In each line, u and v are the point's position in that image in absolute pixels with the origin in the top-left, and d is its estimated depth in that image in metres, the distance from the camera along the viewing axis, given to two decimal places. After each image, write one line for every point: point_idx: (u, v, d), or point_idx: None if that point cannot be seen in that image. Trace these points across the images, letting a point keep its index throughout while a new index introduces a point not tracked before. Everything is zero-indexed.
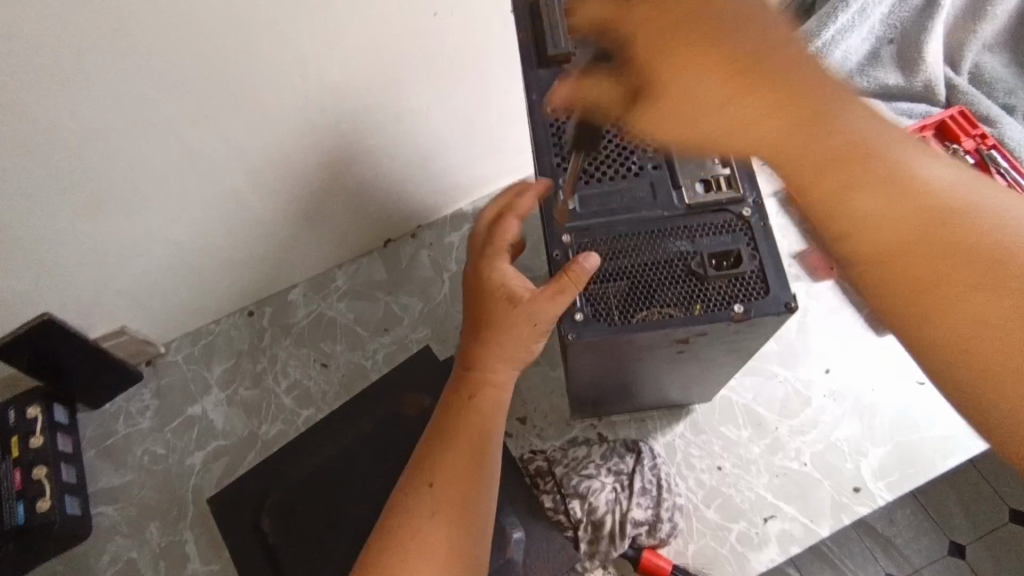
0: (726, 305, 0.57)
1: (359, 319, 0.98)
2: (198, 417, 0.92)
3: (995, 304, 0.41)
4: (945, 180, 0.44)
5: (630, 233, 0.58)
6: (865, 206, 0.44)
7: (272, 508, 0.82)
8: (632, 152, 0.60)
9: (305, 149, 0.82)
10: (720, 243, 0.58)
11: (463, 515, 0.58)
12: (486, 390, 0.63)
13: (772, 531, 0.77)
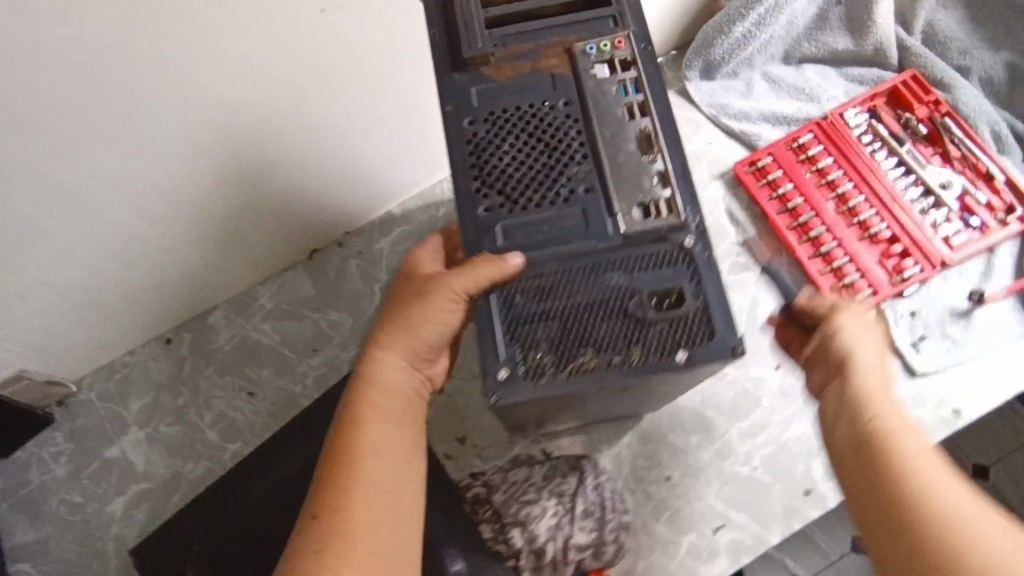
0: (670, 350, 0.55)
1: (285, 340, 0.90)
2: (117, 459, 0.87)
3: (899, 549, 0.41)
4: (935, 480, 0.43)
5: (561, 270, 0.56)
6: (863, 448, 0.47)
7: (197, 557, 0.78)
8: (562, 176, 0.58)
9: (197, 173, 0.74)
10: (661, 281, 0.56)
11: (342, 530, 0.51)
12: (372, 388, 0.59)
13: (722, 541, 0.74)
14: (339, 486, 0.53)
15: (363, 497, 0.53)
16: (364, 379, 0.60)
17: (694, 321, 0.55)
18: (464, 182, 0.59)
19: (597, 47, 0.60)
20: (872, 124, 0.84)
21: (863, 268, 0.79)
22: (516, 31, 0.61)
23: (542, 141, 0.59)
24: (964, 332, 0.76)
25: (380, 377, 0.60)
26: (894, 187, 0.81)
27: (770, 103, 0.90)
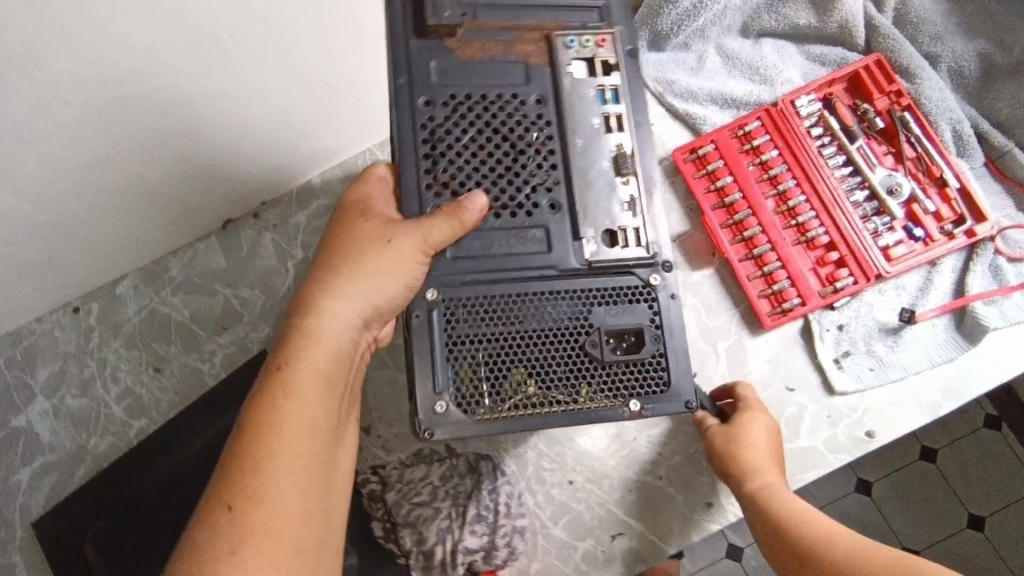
0: (619, 395, 0.58)
1: (194, 316, 0.88)
2: (22, 430, 0.85)
3: None
4: (827, 534, 0.54)
5: (517, 296, 0.59)
6: (783, 539, 0.56)
7: (96, 535, 0.78)
8: (527, 185, 0.61)
9: (86, 153, 0.67)
10: (619, 323, 0.60)
11: (257, 520, 0.47)
12: (306, 348, 0.53)
13: (619, 548, 0.73)
14: (257, 467, 0.48)
15: (286, 482, 0.49)
16: (297, 336, 0.53)
17: (648, 366, 0.59)
18: (422, 164, 0.59)
19: (578, 41, 0.62)
20: (824, 114, 0.77)
21: (795, 275, 0.74)
22: (488, 4, 0.60)
23: (513, 141, 0.61)
24: (890, 350, 0.72)
25: (316, 334, 0.53)
26: (838, 188, 0.75)
27: (717, 83, 0.81)
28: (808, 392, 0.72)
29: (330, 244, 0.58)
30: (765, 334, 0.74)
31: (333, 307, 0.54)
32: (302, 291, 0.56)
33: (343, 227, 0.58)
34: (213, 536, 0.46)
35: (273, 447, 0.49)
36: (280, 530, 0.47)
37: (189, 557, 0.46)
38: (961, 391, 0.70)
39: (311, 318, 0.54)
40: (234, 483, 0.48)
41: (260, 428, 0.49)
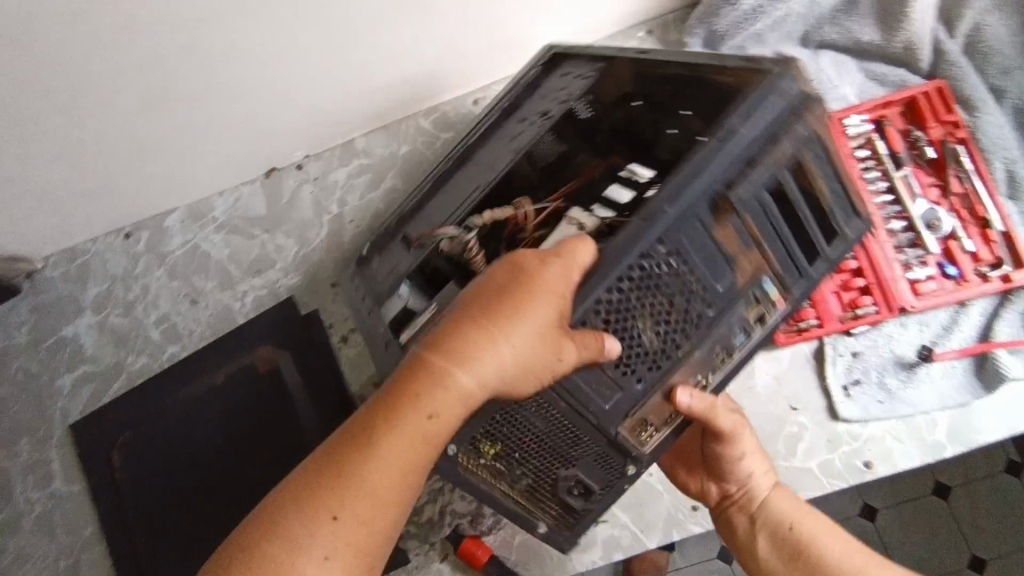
0: (540, 511, 0.63)
1: (232, 256, 0.93)
2: (71, 339, 0.92)
3: None
4: (824, 540, 0.59)
5: (558, 420, 0.56)
6: (782, 540, 0.60)
7: (124, 444, 0.85)
8: (641, 354, 0.55)
9: (137, 82, 0.72)
10: (592, 481, 0.60)
11: (341, 547, 0.43)
12: (433, 400, 0.45)
13: (600, 535, 0.75)
14: (357, 485, 0.44)
15: (374, 513, 0.44)
16: (436, 375, 0.45)
17: (579, 515, 0.63)
18: (602, 281, 0.51)
19: (768, 292, 0.58)
20: (872, 137, 0.75)
21: (816, 297, 0.73)
22: (767, 205, 0.55)
23: (668, 316, 0.55)
24: (903, 385, 0.71)
25: (453, 390, 0.45)
26: (877, 215, 0.73)
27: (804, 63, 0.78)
28: (808, 415, 0.72)
29: (503, 274, 0.49)
30: (777, 350, 0.74)
31: (474, 375, 0.46)
32: (457, 317, 0.48)
33: (518, 283, 0.48)
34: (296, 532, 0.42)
35: (371, 476, 0.44)
36: (358, 557, 0.43)
37: (265, 535, 0.43)
38: (967, 438, 0.69)
39: (456, 364, 0.45)
40: (330, 490, 0.44)
41: (368, 450, 0.44)
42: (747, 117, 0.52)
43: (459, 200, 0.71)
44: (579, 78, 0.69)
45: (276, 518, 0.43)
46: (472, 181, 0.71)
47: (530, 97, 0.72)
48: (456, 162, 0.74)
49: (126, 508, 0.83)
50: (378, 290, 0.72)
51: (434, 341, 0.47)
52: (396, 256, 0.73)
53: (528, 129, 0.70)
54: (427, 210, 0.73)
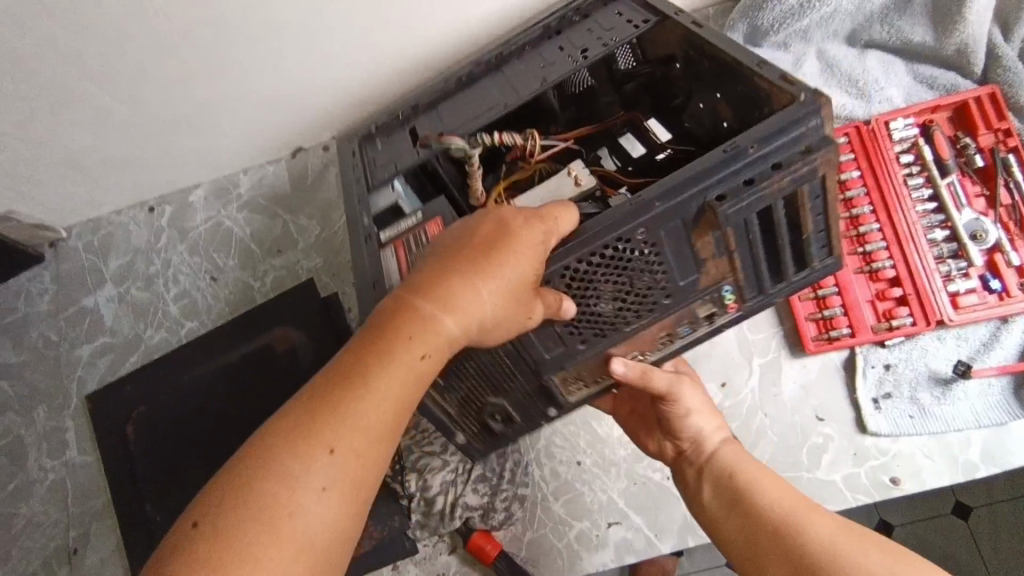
0: (465, 427, 0.66)
1: (254, 235, 0.92)
2: (90, 309, 0.93)
3: (758, 537, 0.52)
4: (761, 481, 0.56)
5: (507, 367, 0.57)
6: (720, 483, 0.58)
7: (139, 418, 0.84)
8: (589, 322, 0.56)
9: (168, 56, 0.72)
10: (520, 414, 0.64)
11: (329, 479, 0.40)
12: (422, 338, 0.44)
13: (613, 537, 0.73)
14: (346, 420, 0.42)
15: (366, 449, 0.42)
16: (422, 315, 0.44)
17: (500, 436, 0.67)
18: (576, 251, 0.52)
19: (727, 295, 0.59)
20: (918, 142, 0.73)
21: (849, 304, 0.71)
22: (760, 222, 0.54)
23: (626, 297, 0.56)
24: (936, 402, 0.69)
25: (442, 330, 0.44)
26: (917, 222, 0.71)
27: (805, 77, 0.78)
28: (838, 425, 0.70)
29: (482, 222, 0.48)
30: (806, 358, 0.72)
31: (463, 315, 0.45)
32: (441, 263, 0.47)
33: (503, 231, 0.47)
34: (291, 466, 0.40)
35: (361, 412, 0.42)
36: (354, 491, 0.41)
37: (255, 470, 0.40)
38: (1002, 459, 0.66)
39: (442, 307, 0.44)
40: (318, 425, 0.41)
41: (356, 387, 0.43)
42: (755, 137, 0.51)
43: (474, 111, 0.68)
44: (635, 26, 0.66)
45: (261, 451, 0.41)
46: (493, 96, 0.68)
47: (576, 25, 0.69)
48: (485, 70, 0.70)
49: (135, 483, 0.82)
50: (372, 182, 0.67)
51: (420, 283, 0.46)
52: (400, 148, 0.70)
53: (566, 64, 0.66)
54: (440, 108, 0.71)
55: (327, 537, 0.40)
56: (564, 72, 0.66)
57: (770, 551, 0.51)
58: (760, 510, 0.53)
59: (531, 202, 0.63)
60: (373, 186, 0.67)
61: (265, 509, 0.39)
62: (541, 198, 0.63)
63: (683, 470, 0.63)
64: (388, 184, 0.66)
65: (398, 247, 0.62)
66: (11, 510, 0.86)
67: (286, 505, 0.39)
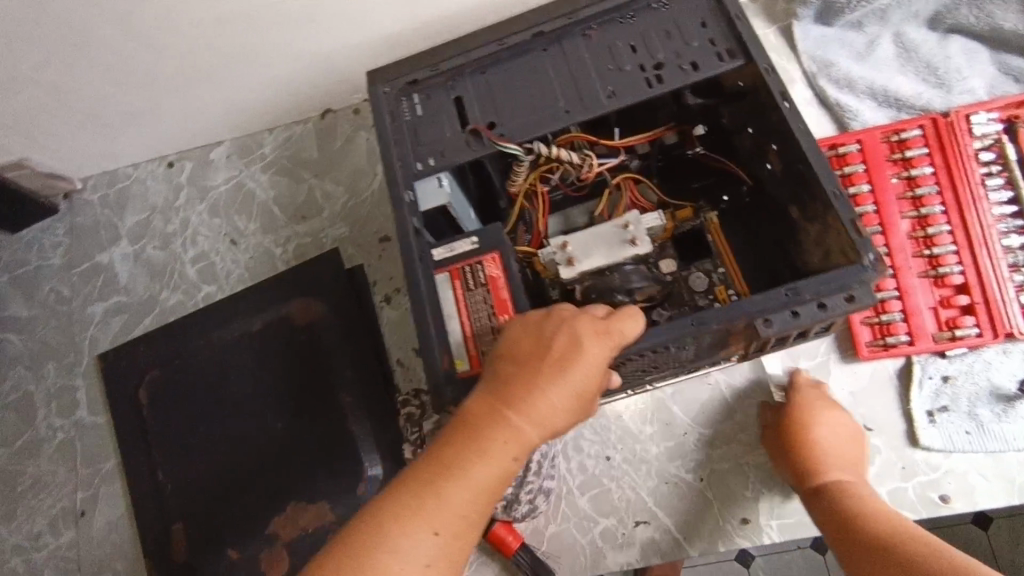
0: None
1: (277, 199, 0.88)
2: (104, 266, 0.89)
3: (865, 532, 0.52)
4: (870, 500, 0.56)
5: None
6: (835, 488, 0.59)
7: (152, 383, 0.81)
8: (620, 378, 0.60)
9: (190, 5, 0.68)
10: None
11: (434, 558, 0.45)
12: (509, 443, 0.48)
13: (639, 536, 0.70)
14: (444, 506, 0.46)
15: (461, 532, 0.46)
16: (508, 422, 0.49)
17: None
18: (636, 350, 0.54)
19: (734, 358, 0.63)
20: (1002, 139, 0.68)
21: (910, 310, 0.67)
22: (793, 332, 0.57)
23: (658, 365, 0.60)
24: (996, 419, 0.64)
25: (523, 435, 0.49)
26: (992, 226, 0.67)
27: (814, 123, 0.75)
28: (888, 436, 0.66)
29: (559, 325, 0.52)
30: (857, 363, 0.69)
31: (541, 422, 0.49)
32: (519, 370, 0.50)
33: (574, 342, 0.51)
34: (400, 540, 0.44)
35: (457, 501, 0.46)
36: (450, 567, 0.46)
37: (368, 541, 0.44)
38: None
39: (525, 414, 0.49)
40: (423, 509, 0.46)
41: (454, 477, 0.47)
42: (814, 285, 0.53)
43: (529, 101, 0.64)
44: (718, 56, 0.61)
45: (375, 524, 0.45)
46: (553, 86, 0.64)
47: (654, 20, 0.63)
48: (544, 42, 0.65)
49: (148, 450, 0.80)
50: (416, 167, 0.64)
51: (506, 388, 0.50)
52: (442, 127, 0.65)
53: (636, 78, 0.62)
54: (490, 74, 0.66)
55: None
56: (635, 97, 0.61)
57: (876, 544, 0.50)
58: (872, 544, 0.50)
59: (584, 254, 0.65)
60: (417, 172, 0.64)
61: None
62: (595, 252, 0.65)
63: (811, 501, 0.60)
64: (435, 180, 0.63)
65: (453, 276, 0.60)
66: (18, 467, 0.84)
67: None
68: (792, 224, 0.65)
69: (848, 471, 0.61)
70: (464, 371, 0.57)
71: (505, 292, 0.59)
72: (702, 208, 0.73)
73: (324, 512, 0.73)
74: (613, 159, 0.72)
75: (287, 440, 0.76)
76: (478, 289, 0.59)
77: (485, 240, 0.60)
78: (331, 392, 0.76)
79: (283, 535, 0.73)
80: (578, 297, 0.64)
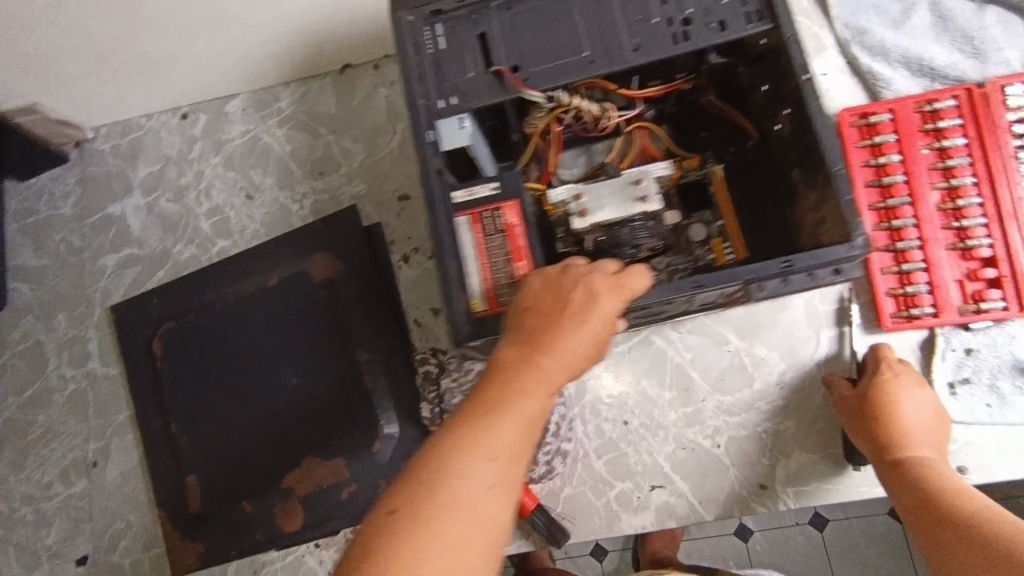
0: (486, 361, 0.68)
1: (293, 154, 0.86)
2: (116, 218, 0.88)
3: (943, 510, 0.51)
4: (950, 478, 0.56)
5: None
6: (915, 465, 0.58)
7: (167, 335, 0.80)
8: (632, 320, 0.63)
9: None
10: None
11: (491, 497, 0.44)
12: (536, 385, 0.49)
13: (655, 500, 0.70)
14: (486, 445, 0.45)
15: (509, 472, 0.45)
16: (534, 364, 0.49)
17: None
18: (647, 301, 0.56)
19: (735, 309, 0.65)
20: None
21: (936, 282, 0.67)
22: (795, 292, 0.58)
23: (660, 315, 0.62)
24: (1017, 392, 0.65)
25: (548, 377, 0.49)
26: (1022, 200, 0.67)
27: (841, 93, 0.74)
28: None
29: (575, 281, 0.53)
30: (879, 334, 0.69)
31: (565, 364, 0.50)
32: (540, 320, 0.51)
33: (590, 291, 0.52)
34: (453, 476, 0.43)
35: (500, 439, 0.46)
36: (505, 505, 0.45)
37: (426, 479, 0.43)
38: None
39: (550, 355, 0.49)
40: (471, 448, 0.45)
41: (495, 416, 0.47)
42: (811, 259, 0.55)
43: (551, 51, 0.62)
44: (748, 19, 0.60)
45: (432, 462, 0.44)
46: (579, 35, 0.62)
47: None
48: None
49: (162, 403, 0.79)
50: (438, 105, 0.62)
51: (529, 335, 0.51)
52: (463, 69, 0.63)
53: (664, 34, 0.60)
54: (516, 12, 0.63)
55: (484, 547, 0.42)
56: (661, 55, 0.60)
57: (953, 523, 0.49)
58: (953, 521, 0.50)
59: (596, 206, 0.64)
60: (438, 109, 0.62)
61: (444, 518, 0.42)
62: (607, 204, 0.65)
63: (889, 473, 0.59)
64: (455, 116, 0.62)
65: (472, 219, 0.60)
66: (28, 416, 0.83)
67: (460, 513, 0.42)
68: (793, 186, 0.66)
69: (930, 448, 0.61)
70: (480, 312, 0.58)
71: (522, 240, 0.60)
72: (709, 160, 0.72)
73: (339, 469, 0.73)
74: (630, 111, 0.71)
75: (302, 396, 0.76)
76: (495, 234, 0.60)
77: (506, 185, 0.60)
78: (346, 349, 0.76)
79: (297, 489, 0.73)
80: (587, 248, 0.65)
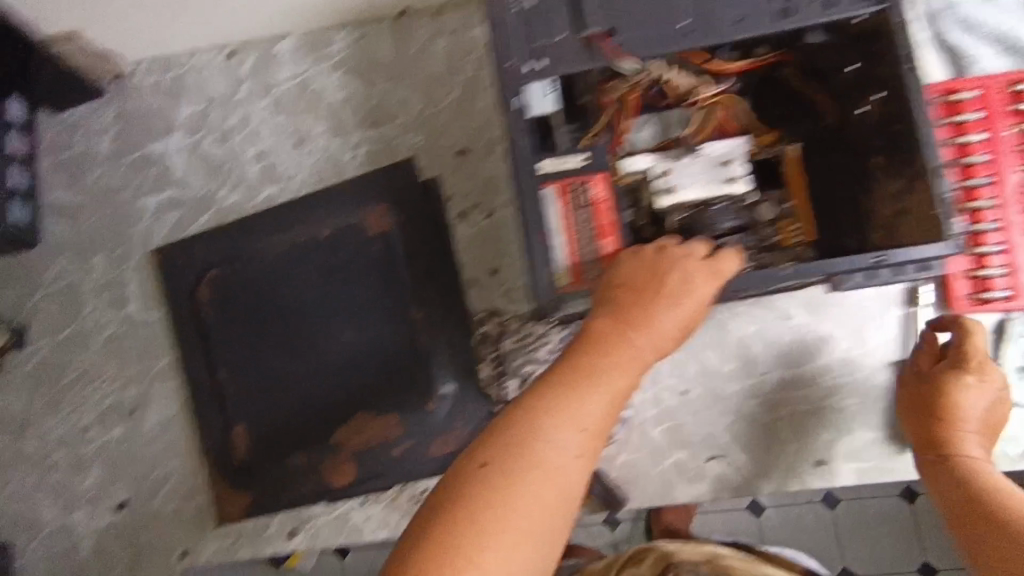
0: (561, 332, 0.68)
1: (347, 101, 0.82)
2: (157, 157, 0.84)
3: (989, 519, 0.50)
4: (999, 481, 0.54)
5: None
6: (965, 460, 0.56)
7: (213, 281, 0.78)
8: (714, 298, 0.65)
9: None
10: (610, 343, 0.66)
11: (575, 462, 0.45)
12: (628, 358, 0.50)
13: (711, 471, 0.71)
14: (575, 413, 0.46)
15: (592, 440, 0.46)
16: (626, 338, 0.51)
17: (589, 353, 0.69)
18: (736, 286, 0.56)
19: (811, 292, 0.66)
20: None
21: (1012, 267, 0.66)
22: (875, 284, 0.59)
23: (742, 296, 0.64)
24: None
25: (640, 351, 0.51)
26: None
27: (928, 65, 0.71)
28: None
29: (671, 262, 0.55)
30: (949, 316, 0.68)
31: (657, 339, 0.52)
32: (634, 295, 0.53)
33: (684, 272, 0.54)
34: (539, 442, 0.45)
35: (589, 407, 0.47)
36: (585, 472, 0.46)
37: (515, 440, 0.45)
38: None
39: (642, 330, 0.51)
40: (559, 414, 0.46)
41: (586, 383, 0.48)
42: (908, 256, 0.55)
43: (647, 19, 0.60)
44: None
45: (520, 422, 0.46)
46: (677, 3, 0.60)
47: None
48: None
49: (207, 351, 0.77)
50: (526, 70, 0.60)
51: (623, 309, 0.52)
52: (553, 29, 0.60)
53: (765, 11, 0.59)
54: None
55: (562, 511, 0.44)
56: (761, 32, 0.59)
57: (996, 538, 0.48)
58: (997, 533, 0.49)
59: (682, 184, 0.65)
60: (525, 74, 0.61)
61: (532, 481, 0.43)
62: (693, 182, 0.65)
63: (935, 462, 0.58)
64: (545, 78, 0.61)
65: (558, 189, 0.60)
66: (63, 358, 0.81)
67: (547, 478, 0.44)
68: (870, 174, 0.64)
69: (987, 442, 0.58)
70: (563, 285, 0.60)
71: (607, 217, 0.60)
72: (785, 139, 0.70)
73: (392, 425, 0.72)
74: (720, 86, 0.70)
75: (354, 351, 0.74)
76: (582, 208, 0.60)
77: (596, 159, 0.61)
78: (401, 307, 0.74)
79: (348, 445, 0.73)
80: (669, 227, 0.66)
